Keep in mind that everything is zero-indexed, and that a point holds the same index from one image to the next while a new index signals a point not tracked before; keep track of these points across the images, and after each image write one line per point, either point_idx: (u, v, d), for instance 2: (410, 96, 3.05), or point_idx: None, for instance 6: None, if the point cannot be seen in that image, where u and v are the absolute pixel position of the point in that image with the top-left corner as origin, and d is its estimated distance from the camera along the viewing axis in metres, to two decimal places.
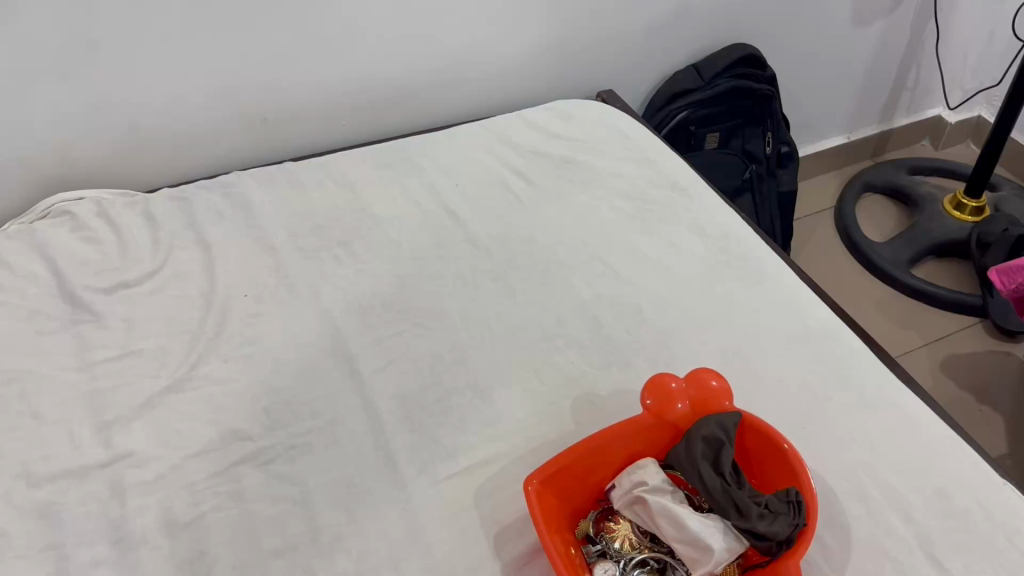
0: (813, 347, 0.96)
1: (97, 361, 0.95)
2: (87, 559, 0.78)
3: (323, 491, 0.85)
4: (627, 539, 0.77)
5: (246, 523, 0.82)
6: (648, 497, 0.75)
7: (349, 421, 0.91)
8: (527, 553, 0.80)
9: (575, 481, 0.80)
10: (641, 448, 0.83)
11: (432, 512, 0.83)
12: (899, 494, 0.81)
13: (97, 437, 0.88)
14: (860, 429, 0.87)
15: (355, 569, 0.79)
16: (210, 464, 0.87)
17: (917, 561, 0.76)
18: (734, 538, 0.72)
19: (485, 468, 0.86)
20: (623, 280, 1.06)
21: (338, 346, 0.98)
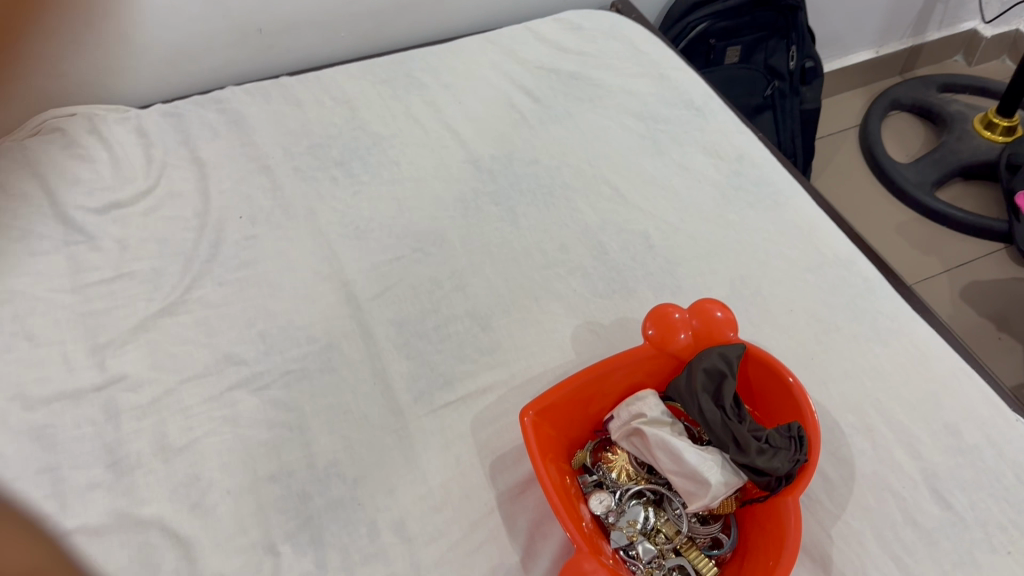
0: (826, 276, 0.93)
1: (90, 283, 0.94)
2: (82, 482, 0.78)
3: (318, 417, 0.84)
4: (624, 470, 0.76)
5: (241, 448, 0.81)
6: (645, 429, 0.74)
7: (346, 347, 0.89)
8: (522, 483, 0.79)
9: (572, 410, 0.78)
10: (641, 378, 0.80)
11: (428, 441, 0.82)
12: (906, 428, 0.79)
13: (91, 360, 0.87)
14: (870, 362, 0.84)
15: (350, 495, 0.78)
16: (205, 389, 0.85)
17: (921, 497, 0.75)
18: (732, 473, 0.70)
19: (483, 396, 0.85)
20: (631, 204, 1.02)
21: (335, 270, 0.96)
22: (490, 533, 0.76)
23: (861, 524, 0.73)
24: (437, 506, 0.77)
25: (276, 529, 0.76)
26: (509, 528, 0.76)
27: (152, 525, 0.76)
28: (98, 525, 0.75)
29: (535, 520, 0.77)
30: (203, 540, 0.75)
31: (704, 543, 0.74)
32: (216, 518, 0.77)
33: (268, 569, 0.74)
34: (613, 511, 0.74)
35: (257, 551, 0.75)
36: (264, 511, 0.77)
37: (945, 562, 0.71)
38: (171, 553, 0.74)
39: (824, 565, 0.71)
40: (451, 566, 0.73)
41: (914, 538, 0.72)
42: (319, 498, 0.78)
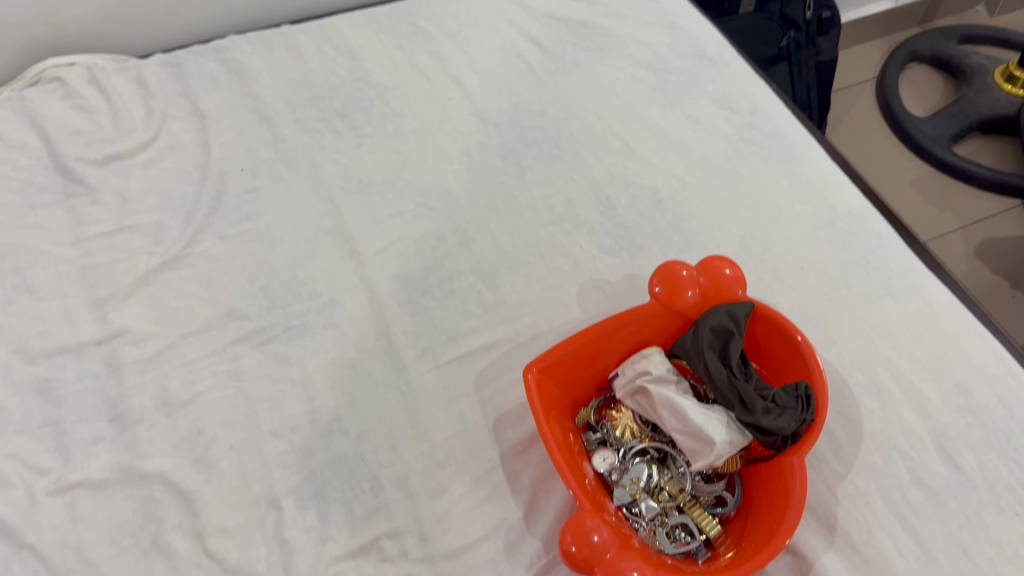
0: (838, 232, 0.90)
1: (91, 236, 0.93)
2: (86, 436, 0.79)
3: (321, 373, 0.83)
4: (628, 428, 0.76)
5: (244, 403, 0.81)
6: (649, 387, 0.73)
7: (348, 302, 0.88)
8: (526, 440, 0.79)
9: (576, 368, 0.77)
10: (647, 336, 0.79)
11: (431, 397, 0.81)
12: (916, 388, 0.78)
13: (92, 314, 0.86)
14: (881, 320, 0.83)
15: (353, 451, 0.78)
16: (207, 344, 0.85)
17: (929, 458, 0.74)
18: (738, 431, 0.69)
19: (487, 354, 0.84)
20: (640, 157, 1.00)
21: (337, 224, 0.94)
22: (493, 489, 0.75)
23: (867, 483, 0.73)
24: (440, 463, 0.77)
25: (280, 484, 0.76)
26: (512, 485, 0.76)
27: (156, 479, 0.76)
28: (101, 479, 0.76)
29: (539, 477, 0.76)
30: (206, 494, 0.76)
31: (708, 501, 0.73)
32: (219, 473, 0.77)
33: (272, 523, 0.74)
34: (616, 469, 0.74)
35: (260, 505, 0.75)
36: (268, 466, 0.77)
37: (952, 522, 0.70)
38: (174, 506, 0.75)
39: (828, 524, 0.71)
40: (454, 522, 0.73)
41: (921, 498, 0.71)
42: (323, 454, 0.78)
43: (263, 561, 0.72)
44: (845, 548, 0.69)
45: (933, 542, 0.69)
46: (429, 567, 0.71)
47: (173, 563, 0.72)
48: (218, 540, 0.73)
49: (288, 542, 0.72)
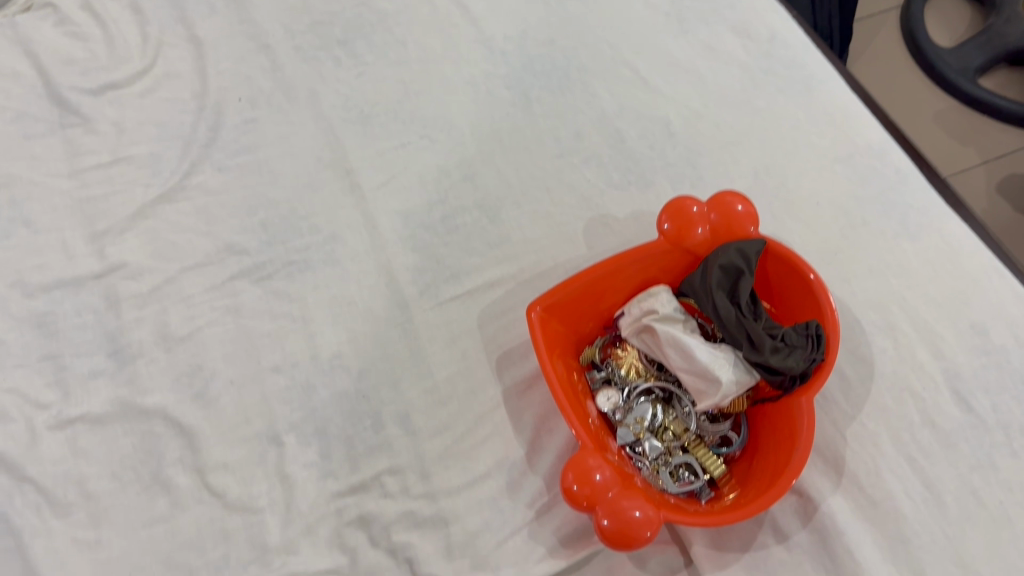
0: (857, 167, 0.87)
1: (88, 168, 0.90)
2: (85, 371, 0.78)
3: (322, 309, 0.81)
4: (633, 366, 0.75)
5: (244, 339, 0.79)
6: (656, 326, 0.71)
7: (349, 237, 0.85)
8: (530, 378, 0.77)
9: (581, 306, 0.75)
10: (655, 274, 0.76)
11: (434, 334, 0.79)
12: (932, 328, 0.76)
13: (90, 248, 0.85)
14: (898, 259, 0.80)
15: (355, 388, 0.77)
16: (206, 278, 0.83)
17: (942, 399, 0.72)
18: (745, 371, 0.68)
19: (490, 291, 0.82)
20: (652, 88, 0.95)
21: (338, 157, 0.91)
22: (496, 427, 0.74)
23: (877, 425, 0.71)
24: (442, 400, 0.76)
25: (280, 419, 0.75)
26: (515, 423, 0.75)
27: (156, 414, 0.76)
28: (100, 414, 0.76)
29: (542, 415, 0.75)
30: (206, 430, 0.75)
31: (713, 442, 0.72)
32: (219, 409, 0.76)
33: (273, 459, 0.74)
34: (620, 409, 0.73)
35: (260, 441, 0.74)
36: (268, 402, 0.76)
37: (962, 465, 0.69)
38: (175, 442, 0.75)
39: (836, 466, 0.70)
40: (456, 459, 0.73)
41: (932, 440, 0.70)
42: (324, 391, 0.77)
43: (264, 497, 0.72)
44: (851, 489, 0.69)
45: (941, 484, 0.68)
46: (430, 504, 0.71)
47: (174, 497, 0.73)
48: (220, 475, 0.73)
49: (289, 478, 0.72)
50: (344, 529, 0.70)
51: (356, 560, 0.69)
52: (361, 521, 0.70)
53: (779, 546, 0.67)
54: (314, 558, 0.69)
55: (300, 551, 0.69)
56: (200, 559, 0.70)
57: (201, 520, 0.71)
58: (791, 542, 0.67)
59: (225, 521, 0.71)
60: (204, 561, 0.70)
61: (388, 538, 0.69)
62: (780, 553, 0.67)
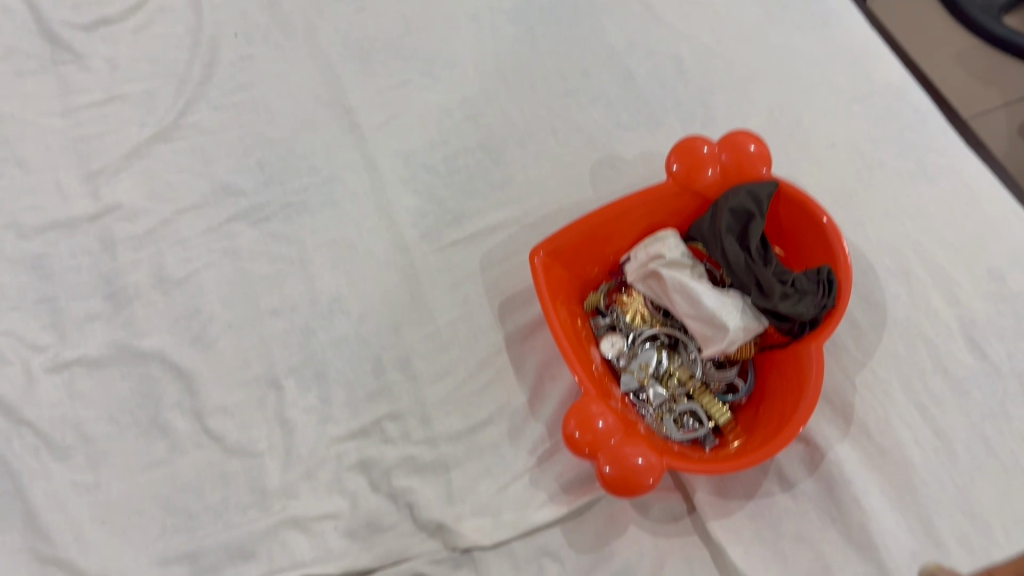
0: (875, 107, 0.83)
1: (82, 106, 0.88)
2: (81, 313, 0.77)
3: (321, 252, 0.79)
4: (638, 312, 0.73)
5: (241, 282, 0.78)
6: (663, 272, 0.69)
7: (348, 178, 0.83)
8: (533, 324, 0.75)
9: (586, 251, 0.73)
10: (663, 218, 0.74)
11: (435, 278, 0.77)
12: (947, 274, 0.73)
13: (85, 188, 0.83)
14: (914, 203, 0.77)
15: (354, 332, 0.75)
16: (203, 221, 0.81)
17: (955, 346, 0.70)
18: (753, 317, 0.66)
19: (494, 235, 0.79)
20: (664, 23, 0.90)
21: (336, 96, 0.88)
22: (498, 373, 0.73)
23: (888, 373, 0.70)
24: (443, 345, 0.74)
25: (279, 363, 0.74)
26: (517, 369, 0.73)
27: (154, 358, 0.75)
28: (97, 356, 0.75)
29: (545, 361, 0.73)
30: (204, 374, 0.74)
31: (719, 388, 0.70)
32: (217, 352, 0.75)
33: (272, 403, 0.73)
34: (624, 355, 0.72)
35: (259, 385, 0.73)
36: (267, 346, 0.75)
37: (975, 413, 0.67)
38: (173, 385, 0.74)
39: (844, 414, 0.68)
40: (457, 405, 0.72)
41: (944, 388, 0.68)
42: (323, 335, 0.75)
43: (264, 441, 0.71)
44: (859, 437, 0.67)
45: (952, 433, 0.67)
46: (431, 450, 0.70)
47: (173, 441, 0.72)
48: (219, 419, 0.72)
49: (289, 422, 0.71)
50: (344, 473, 0.69)
51: (356, 505, 0.68)
52: (361, 466, 0.69)
53: (784, 494, 0.66)
54: (314, 502, 0.68)
55: (300, 495, 0.69)
56: (199, 503, 0.70)
57: (200, 464, 0.71)
58: (796, 490, 0.66)
59: (224, 465, 0.71)
60: (204, 505, 0.70)
61: (388, 483, 0.68)
62: (785, 501, 0.66)
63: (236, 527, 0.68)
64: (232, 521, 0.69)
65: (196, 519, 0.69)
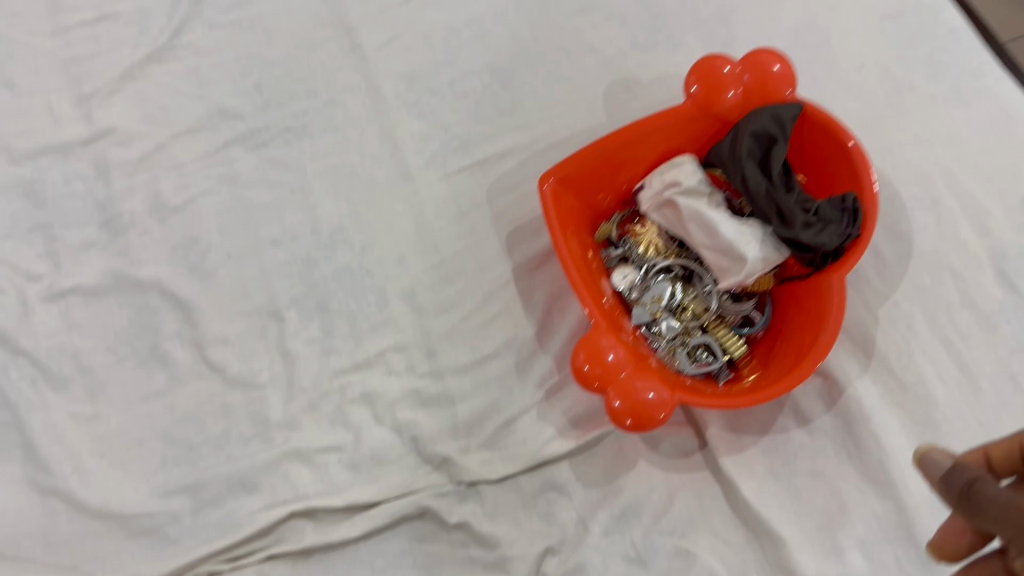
0: (908, 28, 0.78)
1: (71, 25, 0.83)
2: (76, 241, 0.74)
3: (322, 179, 0.75)
4: (652, 244, 0.69)
5: (240, 210, 0.75)
6: (678, 200, 0.66)
7: (350, 101, 0.78)
8: (542, 255, 0.72)
9: (599, 179, 0.70)
10: (680, 143, 0.70)
11: (441, 207, 0.74)
12: (978, 204, 0.70)
13: (77, 112, 0.79)
14: (946, 129, 0.73)
15: (357, 263, 0.72)
16: (199, 146, 0.78)
17: (984, 279, 0.67)
18: (773, 249, 0.63)
19: (502, 162, 0.76)
20: None
21: (336, 12, 0.82)
22: (505, 306, 0.70)
23: (912, 306, 0.67)
24: (449, 277, 0.71)
25: (280, 294, 0.72)
26: (526, 302, 0.70)
27: (151, 287, 0.73)
28: (93, 286, 0.73)
29: (555, 293, 0.70)
30: (202, 304, 0.72)
31: (735, 321, 0.68)
32: (216, 282, 0.73)
33: (273, 335, 0.71)
34: (636, 288, 0.69)
35: (260, 316, 0.71)
36: (267, 276, 0.72)
37: (1002, 348, 0.65)
38: (172, 316, 0.72)
39: (865, 348, 0.66)
40: (464, 337, 0.69)
41: (970, 322, 0.66)
42: (325, 266, 0.72)
43: (266, 372, 0.69)
44: (880, 372, 0.65)
45: (978, 368, 0.64)
46: (436, 383, 0.68)
47: (173, 372, 0.71)
48: (219, 350, 0.70)
49: (290, 354, 0.69)
50: (347, 406, 0.67)
51: (359, 438, 0.66)
52: (365, 399, 0.68)
53: (800, 430, 0.64)
54: (317, 435, 0.67)
55: (302, 427, 0.67)
56: (200, 436, 0.69)
57: (201, 395, 0.70)
58: (813, 426, 0.64)
59: (225, 397, 0.69)
60: (204, 437, 0.69)
61: (392, 417, 0.67)
62: (801, 437, 0.64)
63: (237, 460, 0.67)
64: (233, 453, 0.68)
65: (198, 451, 0.68)
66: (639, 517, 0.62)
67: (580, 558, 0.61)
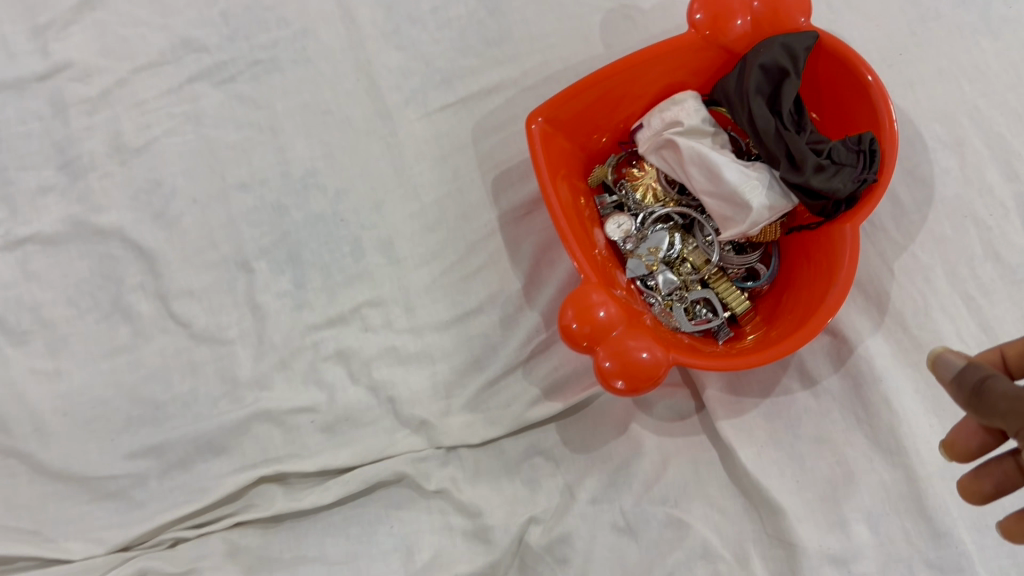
0: None
1: None
2: (34, 185, 0.69)
3: (293, 118, 0.69)
4: (650, 190, 0.64)
5: (205, 152, 0.69)
6: (678, 141, 0.61)
7: (323, 30, 0.71)
8: (530, 202, 0.66)
9: (592, 117, 0.64)
10: (682, 77, 0.64)
11: (422, 148, 0.68)
12: (1008, 145, 0.63)
13: (33, 45, 0.72)
14: (976, 62, 0.66)
15: (331, 210, 0.67)
16: (162, 81, 0.71)
17: (1011, 228, 0.61)
18: (781, 195, 0.58)
19: (488, 100, 0.69)
20: None
21: None
22: (490, 257, 0.65)
23: (930, 257, 0.61)
24: (430, 226, 0.66)
25: (249, 244, 0.67)
26: (512, 253, 0.65)
27: (112, 236, 0.68)
28: (52, 234, 0.68)
29: (544, 244, 0.65)
30: (166, 253, 0.67)
31: (737, 275, 0.63)
32: (181, 230, 0.68)
33: (242, 287, 0.66)
34: (632, 237, 0.63)
35: (228, 267, 0.67)
36: (235, 224, 0.67)
37: None
38: (135, 266, 0.68)
39: (878, 305, 0.61)
40: (445, 291, 0.64)
41: (994, 276, 0.60)
42: (297, 213, 0.67)
43: (234, 328, 0.65)
44: (893, 331, 0.60)
45: (1000, 327, 0.59)
46: (416, 340, 0.63)
47: (138, 326, 0.66)
48: (184, 303, 0.66)
49: (260, 309, 0.65)
50: (320, 364, 0.63)
51: (333, 397, 0.62)
52: (340, 357, 0.63)
53: (805, 393, 0.60)
54: (287, 395, 0.63)
55: (273, 385, 0.63)
56: (166, 394, 0.65)
57: (167, 351, 0.66)
58: (819, 388, 0.59)
59: (192, 353, 0.65)
60: (171, 395, 0.65)
61: (368, 376, 0.62)
62: (805, 400, 0.59)
63: (205, 420, 0.63)
64: (201, 413, 0.64)
65: (164, 410, 0.65)
66: (629, 484, 0.58)
67: (565, 528, 0.57)
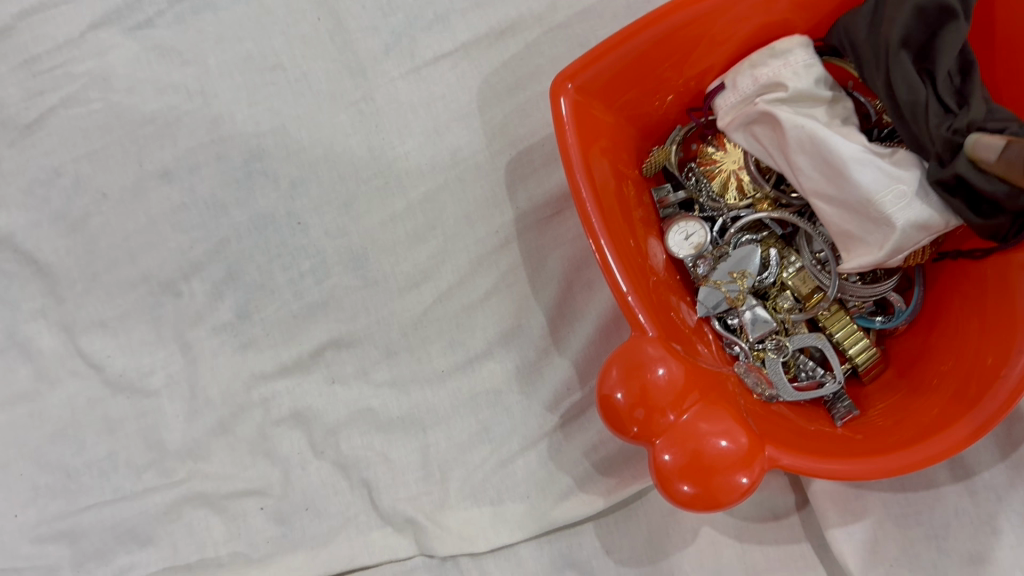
0: None
1: None
2: None
3: (229, 76, 0.49)
4: (734, 179, 0.44)
5: (114, 127, 0.49)
6: (779, 114, 0.41)
7: None
8: (558, 198, 0.48)
9: (648, 79, 0.43)
10: (785, 15, 0.42)
11: (408, 118, 0.49)
12: None
13: None
14: None
15: (284, 208, 0.48)
16: (57, 28, 0.50)
17: None
18: (942, 207, 0.38)
19: (501, 45, 0.48)
20: None
21: None
22: (501, 279, 0.47)
23: None
24: (419, 233, 0.48)
25: (175, 255, 0.49)
26: (533, 272, 0.47)
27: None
28: None
29: (576, 260, 0.47)
30: (71, 271, 0.49)
31: (862, 309, 0.43)
32: (91, 238, 0.49)
33: (168, 315, 0.49)
34: (707, 257, 0.44)
35: (152, 287, 0.49)
36: (157, 229, 0.49)
37: None
38: (32, 286, 0.49)
39: None
40: (440, 327, 0.47)
41: None
42: (237, 212, 0.49)
43: (160, 374, 0.49)
44: None
45: None
46: (400, 399, 0.47)
47: (38, 366, 0.49)
48: (98, 339, 0.49)
49: (191, 349, 0.49)
50: (270, 430, 0.47)
51: (288, 478, 0.47)
52: (297, 420, 0.47)
53: (956, 488, 0.41)
54: (229, 470, 0.47)
55: (211, 456, 0.48)
56: (78, 459, 0.48)
57: (76, 403, 0.49)
58: (975, 482, 0.41)
59: (108, 406, 0.49)
60: (85, 461, 0.48)
61: (334, 448, 0.47)
62: (956, 499, 0.41)
63: (125, 500, 0.48)
64: (122, 487, 0.48)
65: (78, 480, 0.48)
66: None
67: None
